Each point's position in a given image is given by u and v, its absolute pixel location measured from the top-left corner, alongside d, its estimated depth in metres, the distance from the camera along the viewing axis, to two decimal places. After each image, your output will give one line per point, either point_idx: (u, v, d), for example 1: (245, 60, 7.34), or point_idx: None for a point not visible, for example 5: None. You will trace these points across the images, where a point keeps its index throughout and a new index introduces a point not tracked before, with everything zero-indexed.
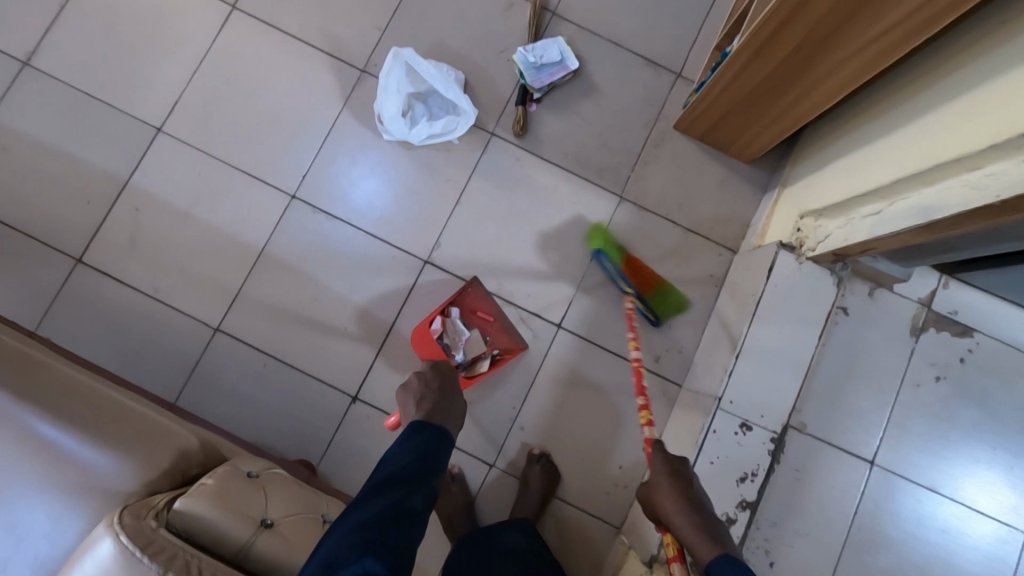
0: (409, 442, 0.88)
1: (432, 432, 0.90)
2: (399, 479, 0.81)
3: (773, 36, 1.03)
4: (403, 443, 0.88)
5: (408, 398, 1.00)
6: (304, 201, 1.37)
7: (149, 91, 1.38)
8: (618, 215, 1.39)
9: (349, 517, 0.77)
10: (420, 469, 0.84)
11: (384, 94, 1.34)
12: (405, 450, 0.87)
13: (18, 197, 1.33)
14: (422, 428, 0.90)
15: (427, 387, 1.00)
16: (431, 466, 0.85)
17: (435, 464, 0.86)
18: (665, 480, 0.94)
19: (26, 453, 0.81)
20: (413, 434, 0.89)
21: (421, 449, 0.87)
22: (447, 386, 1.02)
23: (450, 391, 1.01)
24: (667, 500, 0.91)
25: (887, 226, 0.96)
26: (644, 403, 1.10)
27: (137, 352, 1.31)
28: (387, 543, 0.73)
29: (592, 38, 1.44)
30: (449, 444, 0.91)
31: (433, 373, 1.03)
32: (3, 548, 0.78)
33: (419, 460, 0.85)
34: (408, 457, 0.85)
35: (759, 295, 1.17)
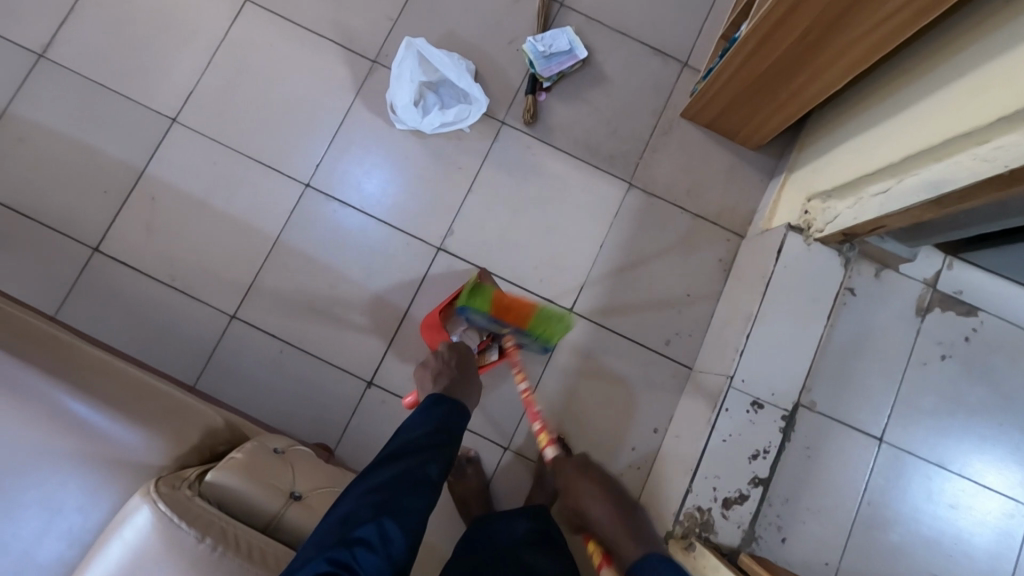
0: (430, 413, 0.90)
1: (453, 406, 0.92)
2: (415, 447, 0.84)
3: (783, 19, 1.05)
4: (425, 412, 0.90)
5: (426, 375, 1.02)
6: (318, 190, 1.39)
7: (164, 83, 1.40)
8: (627, 201, 1.42)
9: (365, 479, 0.81)
10: (437, 441, 0.86)
11: (397, 83, 1.36)
12: (427, 419, 0.90)
13: (35, 187, 1.34)
14: (440, 401, 0.92)
15: (445, 364, 1.02)
16: (448, 440, 0.88)
17: (453, 438, 0.89)
18: (586, 475, 0.98)
19: (56, 431, 0.82)
20: (433, 405, 0.92)
21: (440, 419, 0.90)
22: (466, 363, 1.04)
23: (468, 369, 1.03)
24: (595, 504, 0.95)
25: (896, 204, 0.98)
26: (541, 427, 1.12)
27: (155, 339, 1.32)
28: (402, 508, 0.77)
29: (600, 28, 1.46)
30: (466, 418, 0.94)
31: (451, 352, 1.05)
32: (38, 521, 0.80)
33: (437, 433, 0.88)
34: (427, 428, 0.88)
35: (769, 277, 1.20)
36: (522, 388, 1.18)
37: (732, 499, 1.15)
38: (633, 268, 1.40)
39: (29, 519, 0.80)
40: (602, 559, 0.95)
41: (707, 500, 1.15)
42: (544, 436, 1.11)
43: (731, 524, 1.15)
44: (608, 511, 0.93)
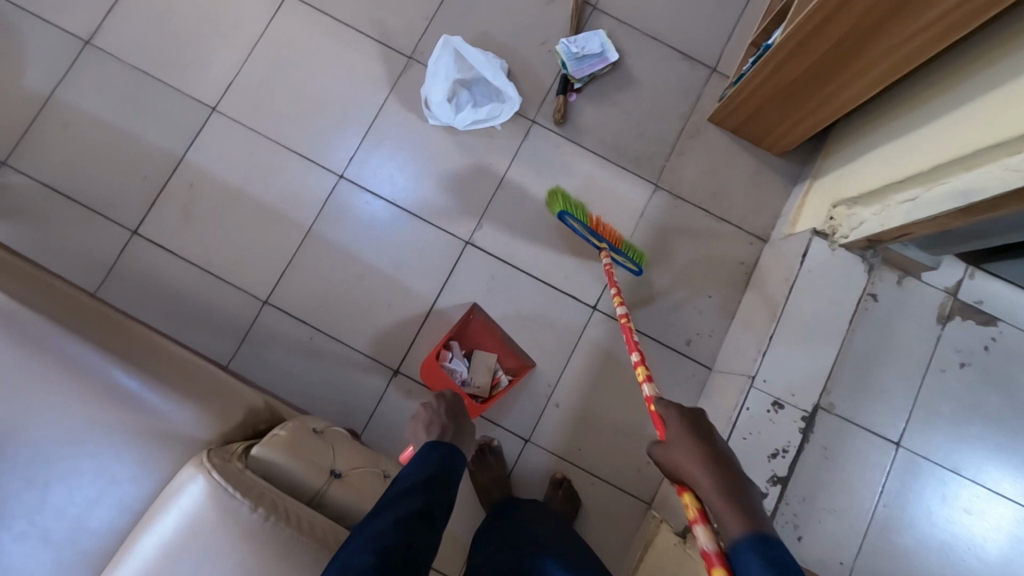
0: (426, 459, 0.85)
1: (449, 449, 0.88)
2: (415, 491, 0.79)
3: (818, 28, 1.07)
4: (422, 458, 0.86)
5: (418, 427, 0.99)
6: (351, 181, 1.42)
7: (205, 73, 1.43)
8: (653, 202, 1.44)
9: (366, 527, 0.75)
10: (435, 486, 0.81)
11: (432, 79, 1.40)
12: (420, 467, 0.84)
13: (78, 170, 1.38)
14: (437, 446, 0.88)
15: (436, 412, 1.00)
16: (447, 484, 0.83)
17: (450, 483, 0.83)
18: (691, 445, 0.70)
19: (110, 403, 0.85)
20: (428, 453, 0.87)
21: (434, 464, 0.84)
22: (458, 412, 1.02)
23: (463, 419, 1.01)
24: (694, 465, 0.68)
25: (923, 211, 1.00)
26: (639, 362, 0.96)
27: (189, 322, 1.35)
28: (407, 558, 0.71)
29: (631, 32, 1.49)
30: (464, 462, 0.89)
31: (440, 400, 1.03)
32: (91, 490, 0.84)
33: (436, 476, 0.83)
34: (423, 474, 0.82)
35: (793, 280, 1.22)
36: (619, 312, 1.10)
37: None
38: (657, 268, 1.42)
39: (84, 487, 0.83)
40: (697, 516, 0.67)
41: None
42: (626, 314, 1.10)
43: None
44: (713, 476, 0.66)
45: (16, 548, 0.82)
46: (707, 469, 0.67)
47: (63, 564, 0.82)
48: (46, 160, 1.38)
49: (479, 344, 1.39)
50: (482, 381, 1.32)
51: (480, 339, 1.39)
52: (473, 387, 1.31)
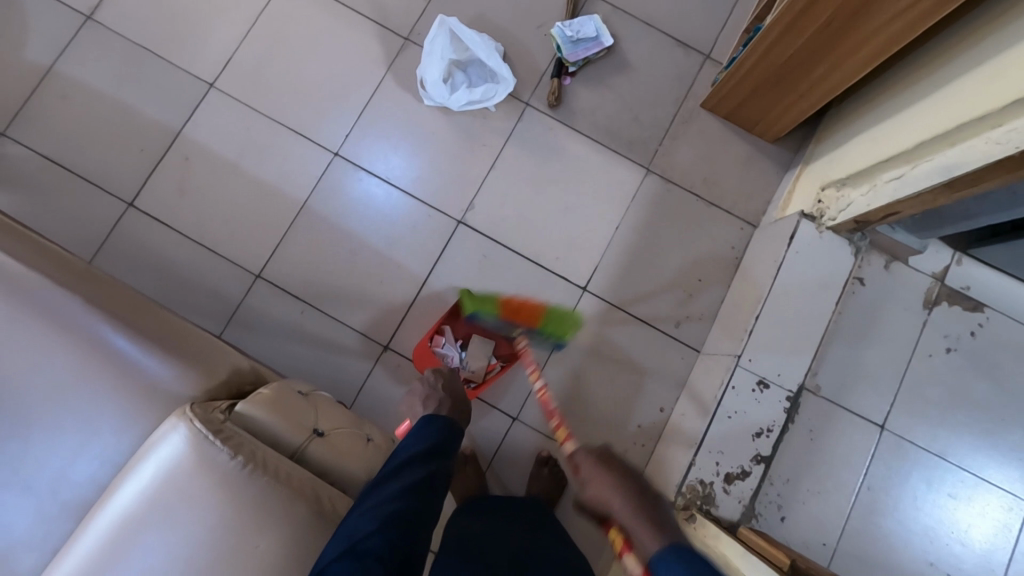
0: (424, 433, 0.88)
1: (446, 422, 0.90)
2: (414, 464, 0.82)
3: (810, 7, 1.08)
4: (421, 431, 0.88)
5: (414, 401, 1.01)
6: (345, 159, 1.43)
7: (204, 49, 1.45)
8: (644, 186, 1.45)
9: (369, 495, 0.78)
10: (435, 459, 0.85)
11: (428, 60, 1.42)
12: (419, 440, 0.87)
13: (76, 142, 1.40)
14: (434, 418, 0.90)
15: (433, 386, 1.01)
16: (445, 458, 0.86)
17: (448, 456, 0.87)
18: (603, 471, 0.76)
19: (96, 358, 0.86)
20: (425, 426, 0.89)
21: (432, 438, 0.87)
22: (454, 389, 1.03)
23: (458, 396, 1.02)
24: (612, 497, 0.73)
25: (908, 189, 1.01)
26: (559, 424, 1.01)
27: (181, 293, 1.36)
28: (411, 527, 0.76)
29: (627, 18, 1.51)
30: (461, 435, 0.92)
31: (436, 375, 1.04)
32: (74, 442, 0.85)
33: (435, 449, 0.86)
34: (422, 447, 0.85)
35: (781, 260, 1.23)
36: (535, 386, 1.09)
37: (734, 475, 1.18)
38: (647, 251, 1.43)
39: (66, 441, 0.84)
40: (623, 544, 0.72)
41: (710, 474, 1.18)
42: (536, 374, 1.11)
43: (732, 499, 1.17)
44: (627, 503, 0.72)
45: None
46: (622, 496, 0.72)
47: (46, 516, 0.84)
48: (44, 131, 1.39)
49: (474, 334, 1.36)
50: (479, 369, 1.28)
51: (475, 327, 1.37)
52: (467, 373, 1.29)
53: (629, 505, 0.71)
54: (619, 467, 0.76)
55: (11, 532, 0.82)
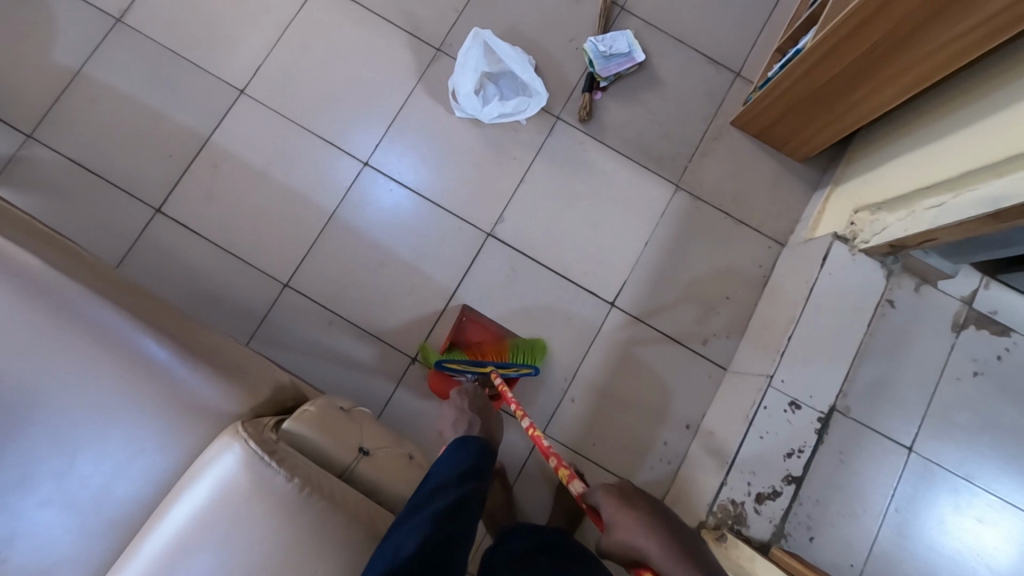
0: (456, 455, 0.88)
1: (477, 446, 0.90)
2: (452, 485, 0.80)
3: (851, 35, 1.09)
4: (455, 453, 0.88)
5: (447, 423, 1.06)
6: (375, 169, 1.43)
7: (235, 55, 1.44)
8: (673, 202, 1.46)
9: (410, 514, 0.75)
10: (470, 480, 0.83)
11: (461, 70, 1.42)
12: (453, 462, 0.86)
13: (104, 145, 1.38)
14: (467, 441, 0.91)
15: (464, 409, 1.06)
16: (479, 481, 0.84)
17: (481, 478, 0.85)
18: (634, 516, 0.80)
19: (143, 373, 0.85)
20: (458, 451, 0.89)
21: (466, 460, 0.86)
22: (483, 408, 1.08)
23: (487, 413, 1.07)
24: (641, 533, 0.77)
25: (950, 217, 1.02)
26: (558, 462, 1.03)
27: (208, 301, 1.35)
28: (453, 547, 0.71)
29: (658, 34, 1.51)
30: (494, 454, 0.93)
31: (464, 397, 1.09)
32: (119, 459, 0.84)
33: (469, 471, 0.84)
34: (457, 469, 0.84)
35: (814, 282, 1.24)
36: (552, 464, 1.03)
37: (765, 494, 1.18)
38: (675, 268, 1.43)
39: (109, 457, 0.83)
40: None
41: (741, 493, 1.19)
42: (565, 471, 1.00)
43: (763, 519, 1.18)
44: (663, 542, 0.76)
45: (39, 512, 0.82)
46: (655, 536, 0.76)
47: (85, 530, 0.83)
48: (71, 134, 1.38)
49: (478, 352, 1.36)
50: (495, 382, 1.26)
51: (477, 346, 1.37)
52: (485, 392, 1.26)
53: (655, 536, 0.76)
54: (641, 501, 0.83)
55: (52, 547, 0.82)
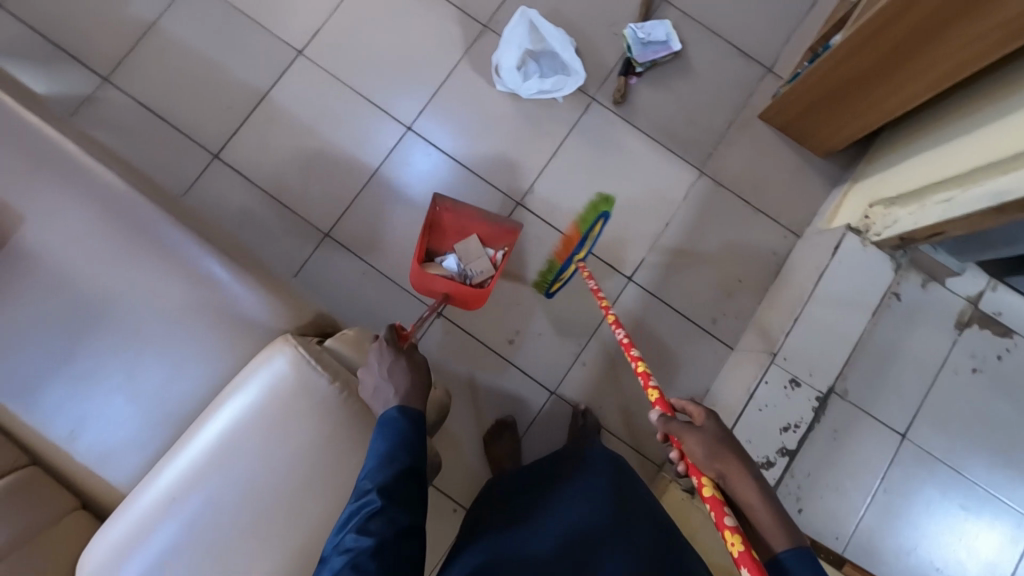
0: (383, 431, 0.80)
1: (399, 414, 0.81)
2: (375, 470, 0.75)
3: (878, 31, 1.15)
4: (390, 424, 0.80)
5: (371, 392, 0.86)
6: (417, 133, 1.52)
7: (296, 18, 1.54)
8: (697, 186, 1.52)
9: (342, 521, 0.72)
10: (394, 456, 0.76)
11: (506, 45, 1.50)
12: (378, 442, 0.79)
13: (171, 94, 1.50)
14: (392, 412, 0.81)
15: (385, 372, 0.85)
16: (407, 452, 0.77)
17: (409, 449, 0.78)
18: (731, 439, 0.76)
19: (204, 288, 0.96)
20: (384, 423, 0.80)
21: (394, 434, 0.79)
22: (406, 360, 0.88)
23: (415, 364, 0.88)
24: (735, 465, 0.73)
25: (957, 211, 1.08)
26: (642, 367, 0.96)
27: (254, 243, 1.46)
28: (383, 545, 0.68)
29: (696, 26, 1.57)
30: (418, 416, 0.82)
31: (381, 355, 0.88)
32: (183, 359, 0.96)
33: (394, 446, 0.77)
34: (380, 449, 0.77)
35: (823, 268, 1.31)
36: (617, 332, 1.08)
37: (759, 464, 1.25)
38: (693, 249, 1.50)
39: (177, 356, 0.95)
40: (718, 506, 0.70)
41: None
42: (606, 306, 1.16)
43: None
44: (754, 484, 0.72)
45: (108, 400, 0.94)
46: (750, 471, 0.73)
47: (150, 418, 0.95)
48: (143, 81, 1.50)
49: (455, 239, 1.42)
50: (485, 270, 1.36)
51: (452, 233, 1.42)
52: (477, 277, 1.35)
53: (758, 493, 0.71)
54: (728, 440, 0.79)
55: (120, 430, 0.94)
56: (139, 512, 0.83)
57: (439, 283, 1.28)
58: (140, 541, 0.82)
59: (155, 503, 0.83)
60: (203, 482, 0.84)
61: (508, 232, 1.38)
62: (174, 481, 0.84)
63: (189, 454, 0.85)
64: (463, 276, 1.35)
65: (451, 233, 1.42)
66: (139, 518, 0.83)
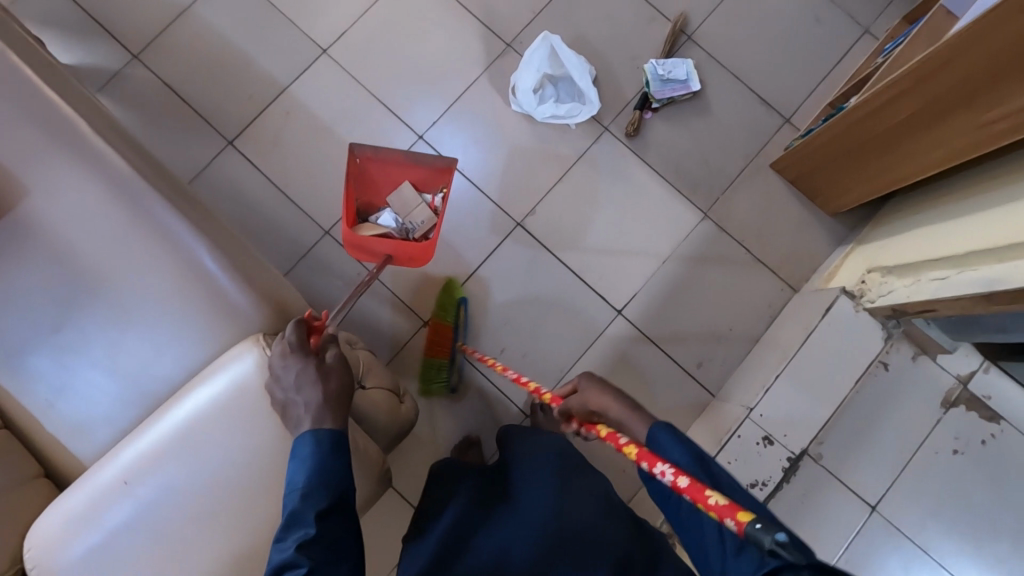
0: (301, 466, 0.75)
1: (314, 440, 0.77)
2: (300, 520, 0.71)
3: (893, 100, 1.15)
4: (300, 457, 0.76)
5: (291, 409, 0.83)
6: (428, 143, 1.54)
7: (325, 17, 1.57)
8: (699, 228, 1.52)
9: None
10: (318, 498, 0.73)
11: (525, 68, 1.52)
12: (297, 481, 0.74)
13: (196, 77, 1.54)
14: (311, 437, 0.77)
15: (298, 384, 0.82)
16: (330, 490, 0.74)
17: (331, 487, 0.74)
18: (593, 379, 0.88)
19: (189, 277, 0.99)
20: (302, 453, 0.76)
21: (314, 469, 0.75)
22: (318, 367, 0.84)
23: (328, 375, 0.84)
24: (602, 395, 0.84)
25: (950, 291, 1.08)
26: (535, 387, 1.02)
27: (255, 232, 1.49)
28: None
29: (718, 68, 1.57)
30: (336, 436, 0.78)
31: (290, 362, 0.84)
32: (162, 342, 0.98)
33: (314, 487, 0.73)
34: (301, 492, 0.73)
35: (812, 329, 1.29)
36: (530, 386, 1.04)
37: None
38: (686, 290, 1.50)
39: (155, 339, 0.98)
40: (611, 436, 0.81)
41: None
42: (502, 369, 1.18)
43: None
44: (618, 400, 0.82)
45: (86, 373, 0.97)
46: (614, 392, 0.84)
47: (123, 395, 0.97)
48: (171, 62, 1.54)
49: (389, 190, 1.38)
50: (427, 220, 1.34)
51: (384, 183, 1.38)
52: (418, 230, 1.33)
53: (625, 406, 0.81)
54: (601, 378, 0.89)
55: (94, 404, 0.96)
56: (97, 487, 0.86)
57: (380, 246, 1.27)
58: (94, 516, 0.84)
59: (113, 482, 0.85)
60: (162, 466, 0.86)
61: (444, 170, 1.34)
62: (133, 462, 0.86)
63: (150, 437, 0.87)
64: (406, 231, 1.34)
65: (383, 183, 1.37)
66: (96, 493, 0.85)
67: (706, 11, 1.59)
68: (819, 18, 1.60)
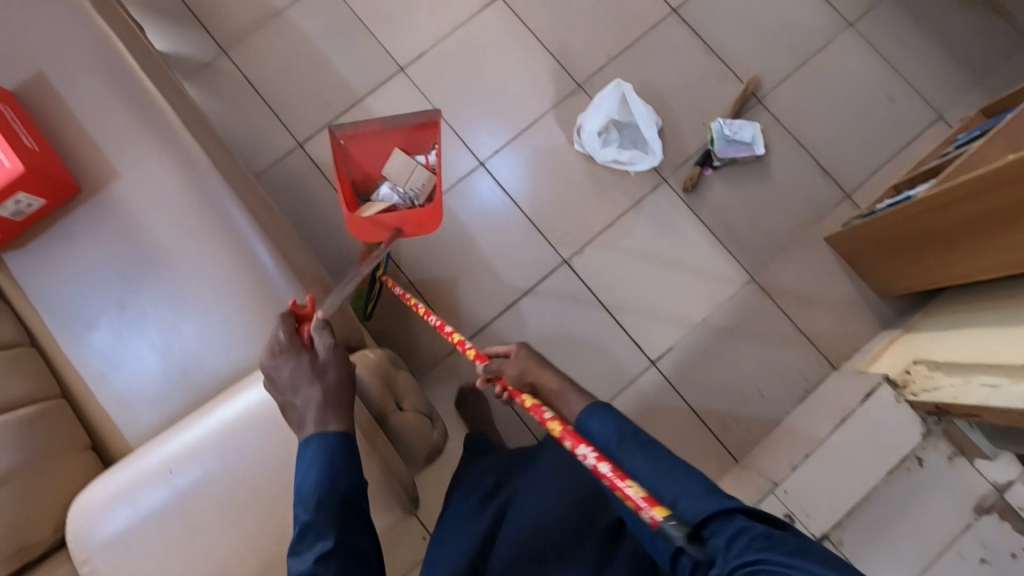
0: (307, 468, 0.77)
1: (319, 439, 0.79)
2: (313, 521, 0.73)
3: (959, 202, 1.14)
4: (306, 459, 0.78)
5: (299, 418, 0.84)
6: (488, 170, 1.57)
7: (407, 37, 1.63)
8: (744, 291, 1.51)
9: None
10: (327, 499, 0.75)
11: (593, 111, 1.55)
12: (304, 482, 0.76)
13: (276, 78, 1.60)
14: (315, 440, 0.79)
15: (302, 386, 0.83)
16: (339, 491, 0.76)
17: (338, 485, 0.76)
18: (531, 356, 0.91)
19: (251, 273, 1.03)
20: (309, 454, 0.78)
21: (321, 470, 0.77)
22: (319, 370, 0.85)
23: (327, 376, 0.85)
24: (541, 371, 0.88)
25: (1001, 400, 1.08)
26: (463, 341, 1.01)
27: (310, 232, 1.53)
28: None
29: (784, 135, 1.57)
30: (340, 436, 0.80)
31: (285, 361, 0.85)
32: (214, 333, 1.01)
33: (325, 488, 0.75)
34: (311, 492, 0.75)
35: (850, 412, 1.26)
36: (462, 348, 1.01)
37: None
38: (723, 351, 1.49)
39: (209, 329, 1.01)
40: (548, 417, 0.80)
41: None
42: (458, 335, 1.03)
43: None
44: (558, 379, 0.87)
45: (141, 352, 1.00)
46: (552, 369, 0.88)
47: (170, 378, 1.00)
48: (255, 60, 1.60)
49: (380, 165, 1.34)
50: (426, 183, 1.28)
51: (372, 159, 1.34)
52: (419, 195, 1.27)
53: (564, 382, 0.87)
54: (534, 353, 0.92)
55: (143, 383, 1.00)
56: (139, 469, 0.89)
57: (386, 217, 1.20)
58: (133, 496, 0.87)
59: (156, 465, 0.89)
60: (202, 457, 0.88)
61: (425, 125, 1.30)
62: (177, 449, 0.89)
63: (197, 428, 0.91)
64: (408, 200, 1.28)
65: (369, 163, 1.34)
66: (138, 474, 0.88)
67: (780, 77, 1.60)
68: (893, 98, 1.59)
